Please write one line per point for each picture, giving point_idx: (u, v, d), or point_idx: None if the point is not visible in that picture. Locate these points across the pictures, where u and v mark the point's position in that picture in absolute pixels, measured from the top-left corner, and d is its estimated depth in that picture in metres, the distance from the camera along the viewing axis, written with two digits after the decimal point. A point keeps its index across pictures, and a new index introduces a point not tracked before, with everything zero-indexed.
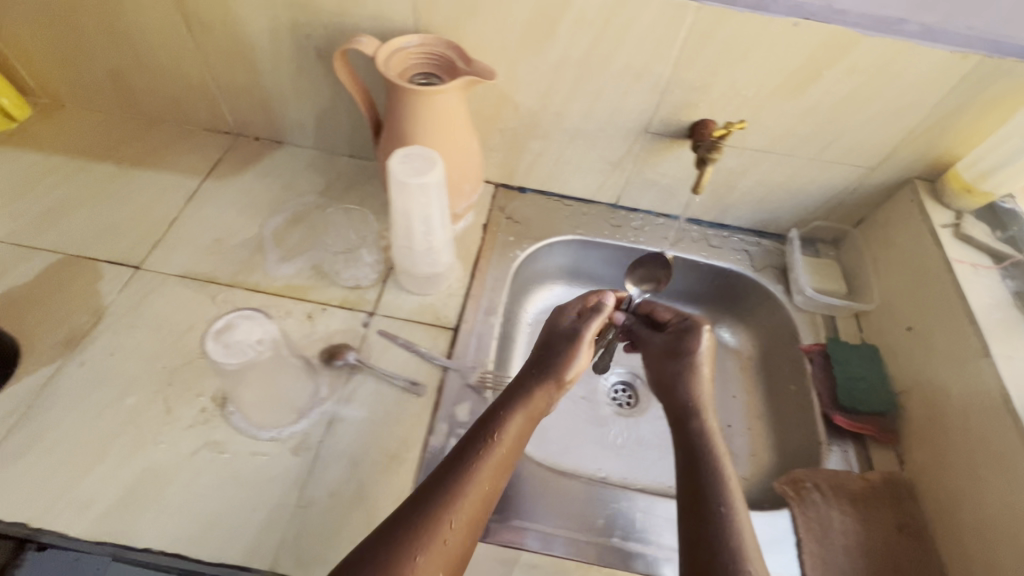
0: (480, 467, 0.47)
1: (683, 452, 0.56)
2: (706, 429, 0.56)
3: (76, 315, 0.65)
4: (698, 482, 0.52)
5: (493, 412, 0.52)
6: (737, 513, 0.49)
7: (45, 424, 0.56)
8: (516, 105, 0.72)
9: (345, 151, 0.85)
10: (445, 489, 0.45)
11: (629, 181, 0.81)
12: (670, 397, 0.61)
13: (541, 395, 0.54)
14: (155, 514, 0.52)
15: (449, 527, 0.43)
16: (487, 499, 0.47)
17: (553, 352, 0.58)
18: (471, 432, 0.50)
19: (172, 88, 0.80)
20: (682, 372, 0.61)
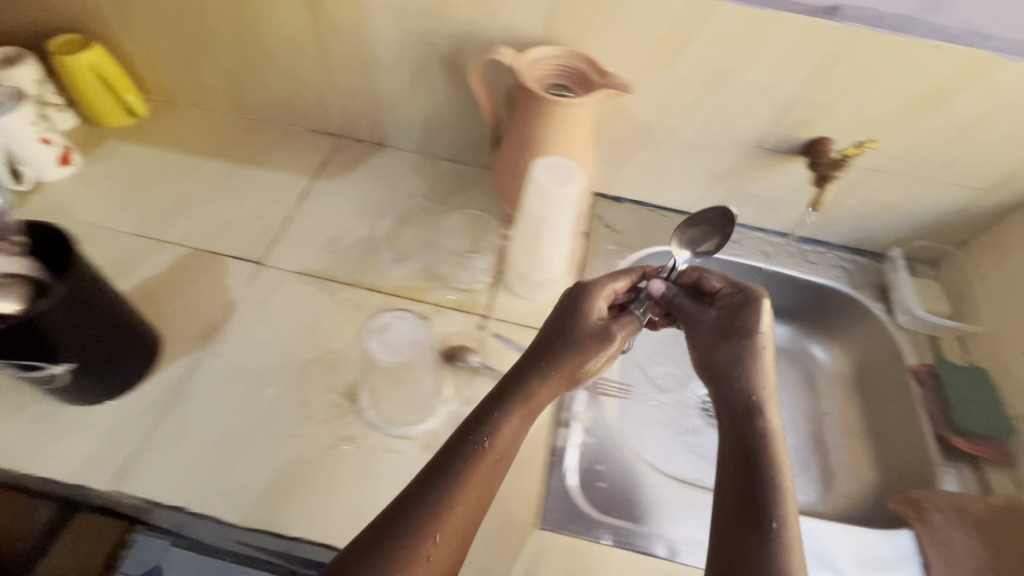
0: (468, 475, 0.45)
1: (735, 449, 0.49)
2: (768, 431, 0.49)
3: (209, 307, 0.67)
4: (751, 487, 0.46)
5: (488, 413, 0.48)
6: (791, 533, 0.43)
7: (192, 412, 0.59)
8: (631, 117, 0.73)
9: (446, 155, 0.87)
10: (432, 499, 0.44)
11: (730, 194, 0.81)
12: (723, 385, 0.53)
13: (547, 392, 0.51)
14: (303, 504, 0.55)
15: (432, 541, 0.42)
16: (472, 511, 0.45)
17: (569, 342, 0.53)
18: (462, 430, 0.48)
19: (286, 90, 0.82)
20: (739, 357, 0.53)
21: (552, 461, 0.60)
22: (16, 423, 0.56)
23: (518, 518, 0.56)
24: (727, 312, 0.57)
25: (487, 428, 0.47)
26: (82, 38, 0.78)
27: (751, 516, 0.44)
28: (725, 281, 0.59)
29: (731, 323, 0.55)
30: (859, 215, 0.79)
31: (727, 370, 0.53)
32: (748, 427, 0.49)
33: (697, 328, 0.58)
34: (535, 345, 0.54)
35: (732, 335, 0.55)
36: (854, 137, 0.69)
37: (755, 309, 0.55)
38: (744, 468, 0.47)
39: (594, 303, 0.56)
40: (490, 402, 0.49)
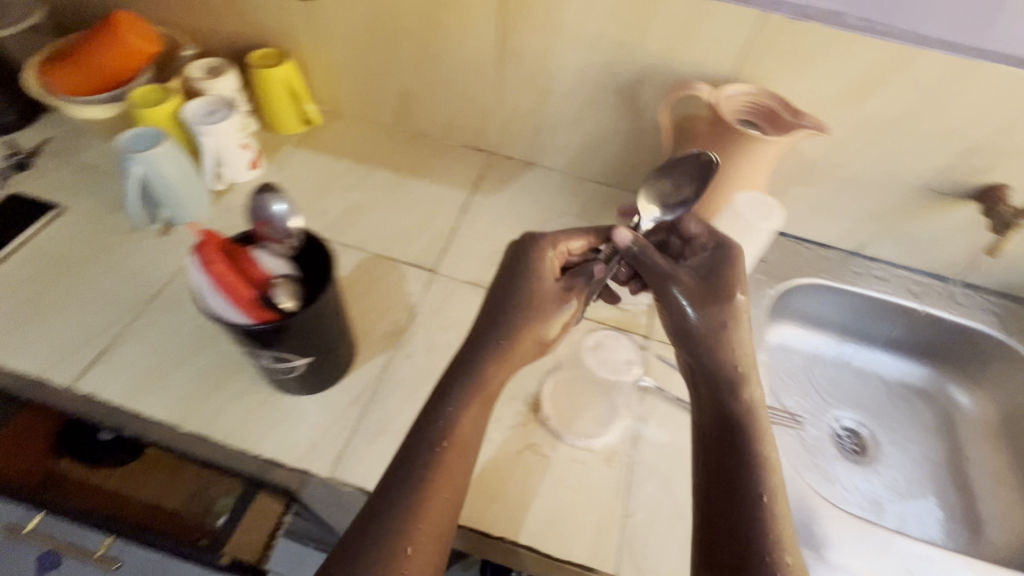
0: (429, 478, 0.49)
1: (717, 432, 0.53)
2: (745, 405, 0.54)
3: (393, 311, 0.72)
4: (739, 462, 0.50)
5: (442, 408, 0.53)
6: (777, 502, 0.48)
7: (391, 410, 0.63)
8: (799, 152, 0.75)
9: (593, 177, 0.90)
10: (398, 515, 0.47)
11: (882, 233, 0.82)
12: (697, 354, 0.57)
13: (508, 361, 0.56)
14: (502, 506, 0.58)
15: (405, 554, 0.46)
16: (446, 508, 0.49)
17: (525, 311, 0.57)
18: (410, 439, 0.51)
19: (451, 107, 0.87)
20: (721, 322, 0.57)
21: None
22: (241, 407, 0.61)
23: None
24: (708, 269, 0.60)
25: (442, 423, 0.52)
26: (269, 53, 0.85)
27: (737, 494, 0.49)
28: (704, 227, 0.63)
29: (711, 288, 0.59)
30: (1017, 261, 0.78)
31: (705, 338, 0.57)
32: (731, 406, 0.54)
33: (671, 291, 0.59)
34: (482, 323, 0.57)
35: (713, 301, 0.58)
36: None
37: (733, 267, 0.59)
38: (728, 451, 0.51)
39: (547, 271, 0.59)
40: (441, 395, 0.54)
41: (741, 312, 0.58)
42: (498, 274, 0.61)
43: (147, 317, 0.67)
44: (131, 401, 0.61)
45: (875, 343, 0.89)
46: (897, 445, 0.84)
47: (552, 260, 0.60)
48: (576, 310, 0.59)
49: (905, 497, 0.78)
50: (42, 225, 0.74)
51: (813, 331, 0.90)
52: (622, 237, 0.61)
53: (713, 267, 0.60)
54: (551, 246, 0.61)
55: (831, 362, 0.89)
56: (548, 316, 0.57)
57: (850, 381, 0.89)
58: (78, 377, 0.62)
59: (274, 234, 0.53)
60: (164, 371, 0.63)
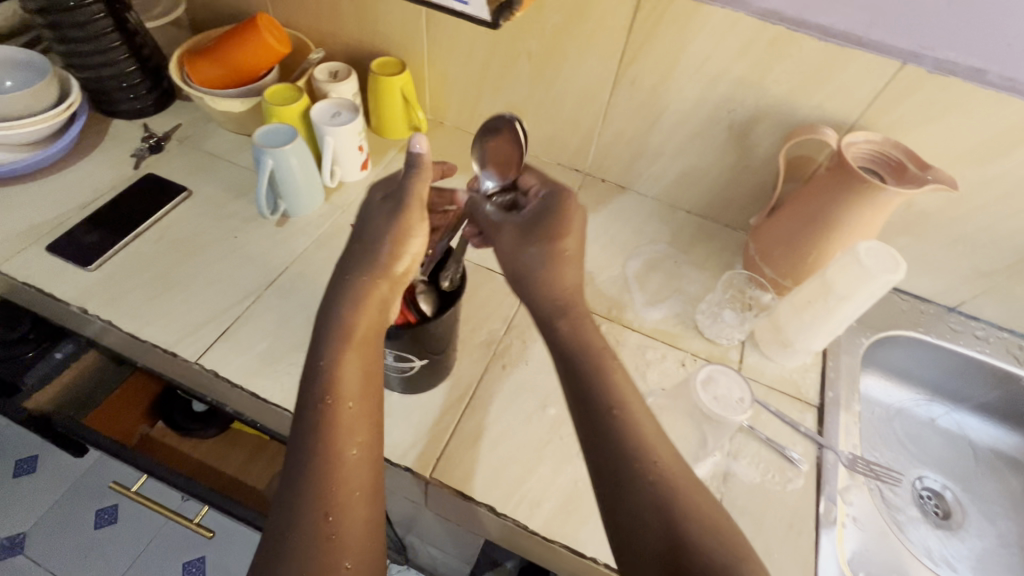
0: (319, 440, 0.47)
1: (569, 387, 0.52)
2: (578, 323, 0.54)
3: (491, 320, 0.74)
4: (588, 402, 0.50)
5: (317, 364, 0.50)
6: (626, 411, 0.50)
7: (488, 418, 0.65)
8: (911, 204, 0.74)
9: (685, 207, 0.91)
10: (306, 487, 0.46)
11: (986, 292, 0.80)
12: (529, 296, 0.56)
13: (371, 296, 0.53)
14: (594, 527, 0.58)
15: (325, 521, 0.45)
16: (359, 463, 0.48)
17: (366, 252, 0.55)
18: (295, 417, 0.49)
19: (554, 126, 0.90)
20: (542, 260, 0.56)
21: (820, 531, 0.61)
22: None
23: None
24: (536, 215, 0.58)
25: (322, 381, 0.50)
26: (381, 64, 0.89)
27: (592, 417, 0.50)
28: (540, 180, 0.61)
29: (533, 227, 0.58)
30: None
31: (531, 278, 0.56)
32: (561, 339, 0.53)
33: (499, 238, 0.59)
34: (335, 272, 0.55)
35: (537, 236, 0.57)
36: None
37: (559, 206, 0.58)
38: (580, 382, 0.51)
39: (373, 202, 0.58)
40: (315, 352, 0.52)
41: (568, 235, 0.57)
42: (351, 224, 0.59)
43: (264, 303, 0.71)
44: (249, 381, 0.64)
45: (965, 405, 0.86)
46: (985, 513, 0.80)
47: (380, 192, 0.59)
48: (425, 229, 0.57)
49: (992, 569, 0.75)
50: (172, 206, 0.80)
51: (900, 385, 0.87)
52: (423, 145, 0.57)
53: (543, 210, 0.58)
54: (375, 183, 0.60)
55: (916, 419, 0.86)
56: (404, 243, 0.55)
57: (935, 440, 0.86)
58: (202, 354, 0.66)
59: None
60: (279, 356, 0.66)
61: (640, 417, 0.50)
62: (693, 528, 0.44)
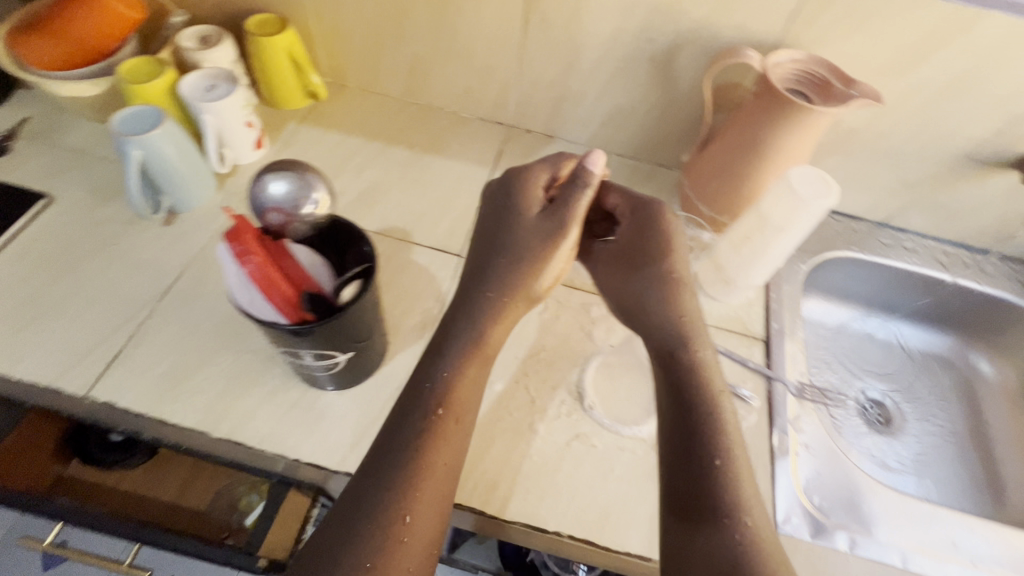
0: (420, 447, 0.47)
1: (676, 410, 0.51)
2: (693, 363, 0.54)
3: (423, 299, 0.68)
4: (688, 428, 0.50)
5: (437, 369, 0.51)
6: (730, 464, 0.47)
7: None
8: (839, 122, 0.73)
9: (617, 150, 0.86)
10: (394, 482, 0.45)
11: (913, 202, 0.81)
12: (642, 323, 0.58)
13: (507, 306, 0.55)
14: (553, 501, 0.56)
15: (401, 522, 0.44)
16: (445, 475, 0.47)
17: (511, 256, 0.56)
18: (401, 406, 0.50)
19: (468, 77, 0.82)
20: (650, 289, 0.59)
21: (776, 464, 0.61)
22: (274, 409, 0.58)
23: None
24: (634, 251, 0.62)
25: (437, 387, 0.50)
26: (250, 24, 0.76)
27: (693, 455, 0.48)
28: (624, 200, 0.63)
29: (637, 260, 0.61)
30: None
31: (648, 308, 0.58)
32: (677, 365, 0.54)
33: (603, 274, 0.64)
34: (476, 263, 0.58)
35: (638, 269, 0.60)
36: None
37: (656, 238, 0.61)
38: (682, 416, 0.51)
39: (529, 209, 0.58)
40: (437, 358, 0.52)
41: (673, 264, 0.60)
42: (483, 220, 0.61)
43: (161, 316, 0.62)
44: (154, 408, 0.57)
45: (899, 315, 0.89)
46: (921, 414, 0.85)
47: (535, 203, 0.59)
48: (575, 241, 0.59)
49: (927, 464, 0.80)
50: (30, 218, 0.68)
51: (841, 306, 0.89)
52: (597, 163, 0.56)
53: (643, 240, 0.61)
54: (530, 185, 0.59)
55: (857, 334, 0.89)
56: (549, 259, 0.57)
57: (874, 351, 0.89)
58: (92, 386, 0.57)
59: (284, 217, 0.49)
60: (187, 374, 0.59)
61: (749, 478, 0.48)
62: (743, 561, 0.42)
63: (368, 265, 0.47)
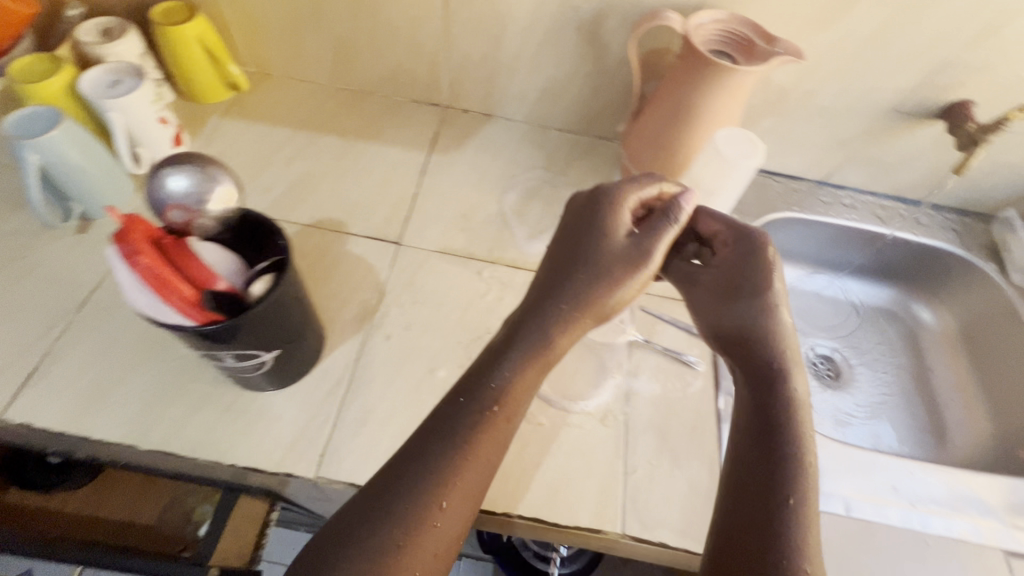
0: (473, 442, 0.46)
1: (759, 428, 0.48)
2: (788, 400, 0.48)
3: (361, 289, 0.66)
4: (768, 454, 0.46)
5: (497, 369, 0.49)
6: (804, 506, 0.44)
7: (373, 395, 0.59)
8: (769, 83, 0.72)
9: (557, 125, 0.85)
10: (435, 461, 0.45)
11: (848, 158, 0.82)
12: (738, 348, 0.52)
13: (576, 328, 0.51)
14: (500, 483, 0.56)
15: (440, 506, 0.43)
16: (479, 471, 0.46)
17: (592, 272, 0.51)
18: (459, 391, 0.48)
19: (396, 58, 0.79)
20: (749, 317, 0.52)
21: (722, 427, 0.62)
22: (206, 415, 0.56)
23: (704, 483, 0.58)
24: (730, 279, 0.55)
25: (495, 384, 0.48)
26: (155, 14, 0.72)
27: (767, 476, 0.45)
28: (723, 226, 0.56)
29: (735, 288, 0.54)
30: (978, 178, 0.80)
31: (742, 335, 0.52)
32: (769, 396, 0.49)
33: (690, 292, 0.56)
34: (546, 277, 0.53)
35: (737, 298, 0.53)
36: (1001, 98, 0.69)
37: (759, 267, 0.53)
38: (763, 447, 0.47)
39: (617, 228, 0.53)
40: (500, 354, 0.50)
41: (778, 299, 0.52)
42: (562, 230, 0.56)
43: (79, 328, 0.59)
44: (76, 424, 0.54)
45: (843, 271, 0.91)
46: (868, 366, 0.87)
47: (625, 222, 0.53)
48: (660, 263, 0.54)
49: (873, 413, 0.82)
50: None
51: (788, 267, 0.90)
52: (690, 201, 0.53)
53: (743, 266, 0.54)
54: (622, 201, 0.54)
55: (804, 294, 0.91)
56: (630, 282, 0.51)
57: (822, 308, 0.91)
58: (6, 408, 0.54)
59: (184, 213, 0.47)
60: (111, 387, 0.56)
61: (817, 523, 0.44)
62: (793, 547, 0.42)
63: (281, 258, 0.46)
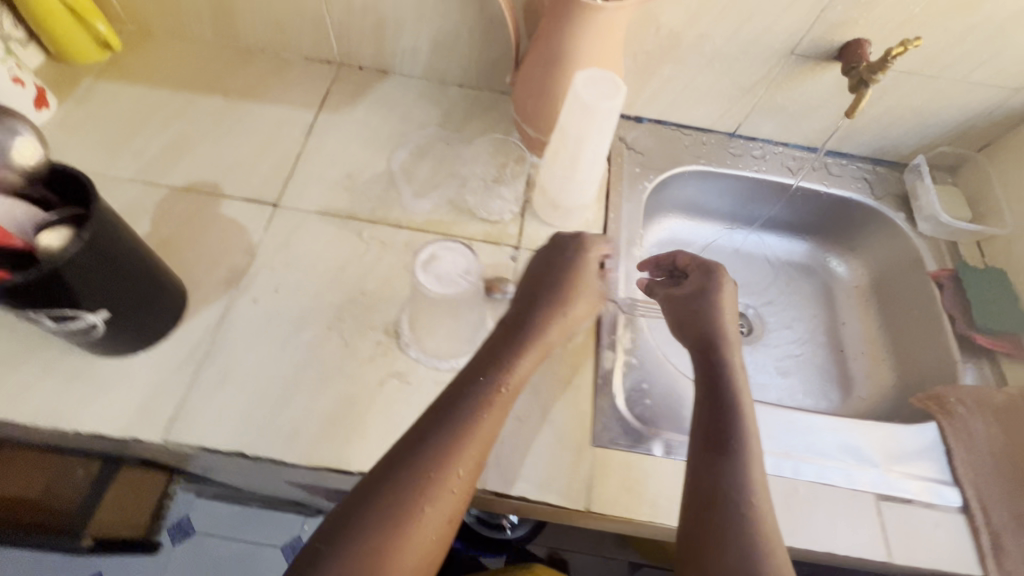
0: (484, 421, 0.49)
1: (711, 393, 0.55)
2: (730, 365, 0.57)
3: (231, 253, 0.64)
4: (721, 415, 0.53)
5: (501, 359, 0.52)
6: (749, 454, 0.51)
7: (232, 359, 0.57)
8: (660, 26, 0.69)
9: (457, 81, 0.82)
10: (449, 433, 0.48)
11: (755, 107, 0.79)
12: (699, 334, 0.60)
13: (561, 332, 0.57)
14: (359, 441, 0.55)
15: (456, 474, 0.47)
16: (486, 438, 0.49)
17: (574, 291, 0.58)
18: (463, 380, 0.51)
19: (276, 10, 0.75)
20: (708, 316, 0.60)
21: (599, 383, 0.60)
22: (52, 383, 0.54)
23: (573, 437, 0.57)
24: (693, 292, 0.63)
25: (501, 372, 0.52)
26: None
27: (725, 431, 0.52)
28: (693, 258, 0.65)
29: (695, 297, 0.62)
30: (885, 124, 0.78)
31: (703, 328, 0.60)
32: (717, 365, 0.57)
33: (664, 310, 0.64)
34: (539, 288, 0.57)
35: (698, 304, 0.62)
36: (894, 34, 0.67)
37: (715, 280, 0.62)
38: (719, 407, 0.54)
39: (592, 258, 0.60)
40: (502, 344, 0.54)
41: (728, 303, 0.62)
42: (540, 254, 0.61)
43: None
44: None
45: (758, 226, 0.89)
46: (779, 320, 0.85)
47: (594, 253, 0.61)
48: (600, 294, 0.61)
49: (784, 368, 0.81)
50: None
51: (701, 223, 0.88)
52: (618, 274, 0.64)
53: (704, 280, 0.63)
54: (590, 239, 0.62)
55: (719, 250, 0.89)
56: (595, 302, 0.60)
57: (738, 264, 0.89)
58: None
59: None
60: None
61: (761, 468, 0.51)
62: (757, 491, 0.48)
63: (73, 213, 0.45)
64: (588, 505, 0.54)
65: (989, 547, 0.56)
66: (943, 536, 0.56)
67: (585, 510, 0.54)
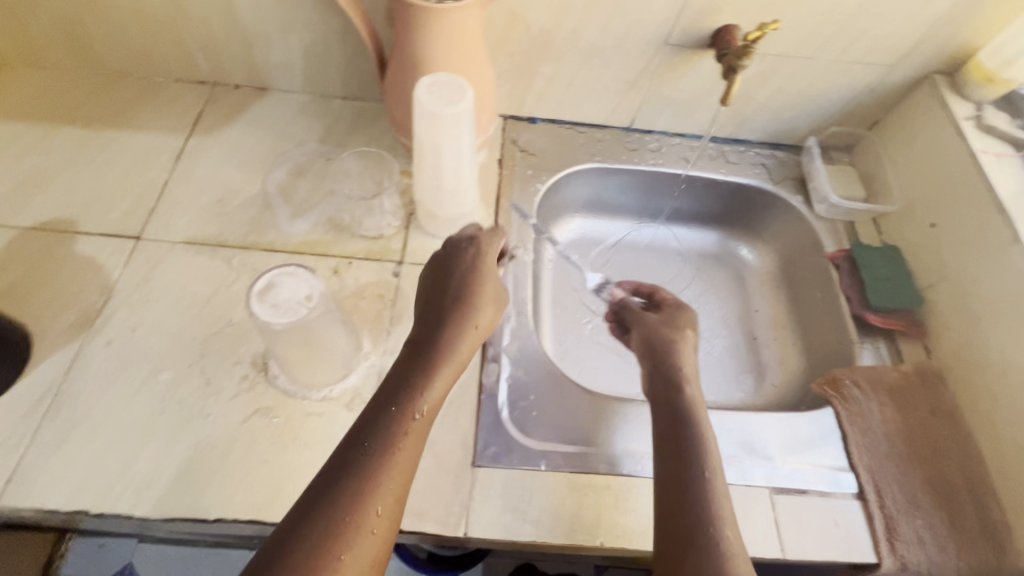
0: (398, 452, 0.46)
1: (671, 424, 0.53)
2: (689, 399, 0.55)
3: (83, 294, 0.60)
4: (681, 445, 0.51)
5: (409, 387, 0.50)
6: (717, 483, 0.49)
7: (79, 408, 0.53)
8: (528, 24, 0.67)
9: (339, 93, 0.79)
10: (361, 469, 0.44)
11: (644, 101, 0.77)
12: (661, 358, 0.60)
13: (456, 354, 0.53)
14: (219, 485, 0.51)
15: (374, 515, 0.43)
16: (404, 473, 0.45)
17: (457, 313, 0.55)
18: (373, 413, 0.48)
19: (132, 32, 0.71)
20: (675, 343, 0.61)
21: (483, 398, 0.58)
22: None
23: (453, 459, 0.54)
24: (665, 320, 0.64)
25: (413, 399, 0.49)
26: None
27: (688, 461, 0.50)
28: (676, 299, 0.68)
29: (668, 324, 0.63)
30: (774, 108, 0.77)
31: (665, 352, 0.60)
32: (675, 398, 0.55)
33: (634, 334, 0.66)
34: (446, 308, 0.55)
35: (672, 330, 0.62)
36: (761, 18, 0.67)
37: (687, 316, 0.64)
38: (678, 439, 0.52)
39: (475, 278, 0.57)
40: (408, 372, 0.51)
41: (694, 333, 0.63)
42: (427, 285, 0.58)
43: None
44: None
45: (666, 219, 0.88)
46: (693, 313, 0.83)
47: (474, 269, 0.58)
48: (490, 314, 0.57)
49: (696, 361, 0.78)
50: None
51: (607, 220, 0.87)
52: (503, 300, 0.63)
53: (676, 313, 0.65)
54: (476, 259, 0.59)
55: (629, 246, 0.87)
56: (482, 320, 0.56)
57: (649, 260, 0.87)
58: None
59: None
60: None
61: (728, 498, 0.48)
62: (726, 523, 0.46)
63: None
64: (466, 531, 0.51)
65: (883, 530, 0.55)
66: (838, 526, 0.55)
67: (463, 536, 0.51)
